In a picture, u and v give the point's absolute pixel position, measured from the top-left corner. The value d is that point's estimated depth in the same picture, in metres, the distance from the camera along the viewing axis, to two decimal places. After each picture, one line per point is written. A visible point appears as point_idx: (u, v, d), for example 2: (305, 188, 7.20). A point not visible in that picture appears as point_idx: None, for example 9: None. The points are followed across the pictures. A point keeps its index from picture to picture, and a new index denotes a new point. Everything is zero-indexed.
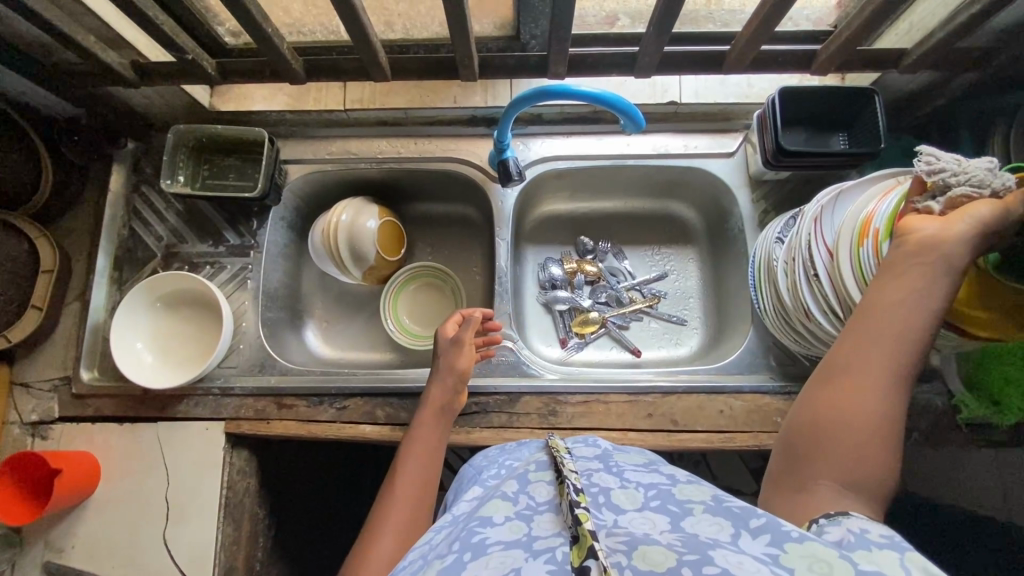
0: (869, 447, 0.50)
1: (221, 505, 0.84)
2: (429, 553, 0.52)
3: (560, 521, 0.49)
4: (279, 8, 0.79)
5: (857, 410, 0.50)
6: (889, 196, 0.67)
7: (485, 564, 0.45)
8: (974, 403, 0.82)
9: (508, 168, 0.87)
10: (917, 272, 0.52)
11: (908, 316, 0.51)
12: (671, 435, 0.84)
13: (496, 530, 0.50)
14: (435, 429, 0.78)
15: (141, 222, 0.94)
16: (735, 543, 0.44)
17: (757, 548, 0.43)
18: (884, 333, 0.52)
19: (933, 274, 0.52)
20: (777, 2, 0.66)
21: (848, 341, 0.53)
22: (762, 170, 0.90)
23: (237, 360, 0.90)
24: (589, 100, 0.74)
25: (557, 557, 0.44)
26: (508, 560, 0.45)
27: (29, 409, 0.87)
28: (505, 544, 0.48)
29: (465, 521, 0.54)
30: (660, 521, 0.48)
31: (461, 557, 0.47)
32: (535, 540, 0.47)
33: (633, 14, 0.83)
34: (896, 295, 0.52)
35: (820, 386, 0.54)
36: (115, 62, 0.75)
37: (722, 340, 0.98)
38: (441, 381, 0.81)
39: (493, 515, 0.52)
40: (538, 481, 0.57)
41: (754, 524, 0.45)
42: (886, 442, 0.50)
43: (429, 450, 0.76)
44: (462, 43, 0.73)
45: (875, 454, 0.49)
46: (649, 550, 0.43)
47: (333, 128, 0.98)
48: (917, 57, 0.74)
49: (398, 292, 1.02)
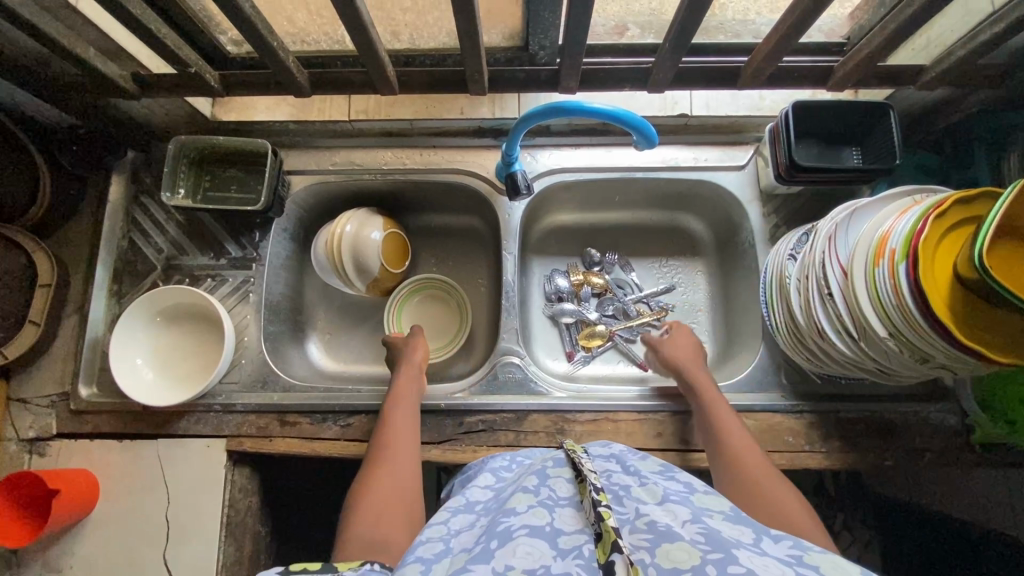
0: (791, 508, 0.63)
1: (223, 523, 0.82)
2: (450, 537, 0.54)
3: (583, 517, 0.50)
4: (283, 18, 0.76)
5: (761, 484, 0.66)
6: (907, 215, 0.66)
7: (513, 552, 0.46)
8: (987, 424, 0.81)
9: (516, 181, 0.85)
10: (715, 407, 0.77)
11: (732, 427, 0.74)
12: (681, 454, 0.83)
13: (520, 517, 0.50)
14: (406, 413, 0.79)
15: (141, 234, 0.92)
16: (757, 546, 0.45)
17: (779, 551, 0.45)
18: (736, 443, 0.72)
19: (716, 401, 0.78)
20: (797, 18, 0.64)
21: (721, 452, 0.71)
22: (775, 184, 0.88)
23: (239, 376, 0.88)
24: (603, 118, 0.72)
25: (585, 553, 0.46)
26: (535, 552, 0.46)
27: (26, 425, 0.85)
28: (531, 529, 0.48)
29: (491, 515, 0.54)
30: (682, 512, 0.49)
31: (488, 546, 0.47)
32: (560, 535, 0.48)
33: (642, 23, 0.81)
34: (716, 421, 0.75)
35: (729, 479, 0.68)
36: (114, 75, 0.73)
37: (732, 355, 0.97)
38: (407, 374, 0.84)
39: (516, 505, 0.52)
40: (558, 476, 0.57)
41: (775, 531, 0.47)
42: (794, 501, 0.64)
43: (405, 422, 0.78)
44: (472, 57, 0.72)
45: (787, 496, 0.65)
46: (674, 547, 0.44)
47: (337, 139, 0.96)
48: (936, 75, 0.73)
49: (404, 299, 1.00)
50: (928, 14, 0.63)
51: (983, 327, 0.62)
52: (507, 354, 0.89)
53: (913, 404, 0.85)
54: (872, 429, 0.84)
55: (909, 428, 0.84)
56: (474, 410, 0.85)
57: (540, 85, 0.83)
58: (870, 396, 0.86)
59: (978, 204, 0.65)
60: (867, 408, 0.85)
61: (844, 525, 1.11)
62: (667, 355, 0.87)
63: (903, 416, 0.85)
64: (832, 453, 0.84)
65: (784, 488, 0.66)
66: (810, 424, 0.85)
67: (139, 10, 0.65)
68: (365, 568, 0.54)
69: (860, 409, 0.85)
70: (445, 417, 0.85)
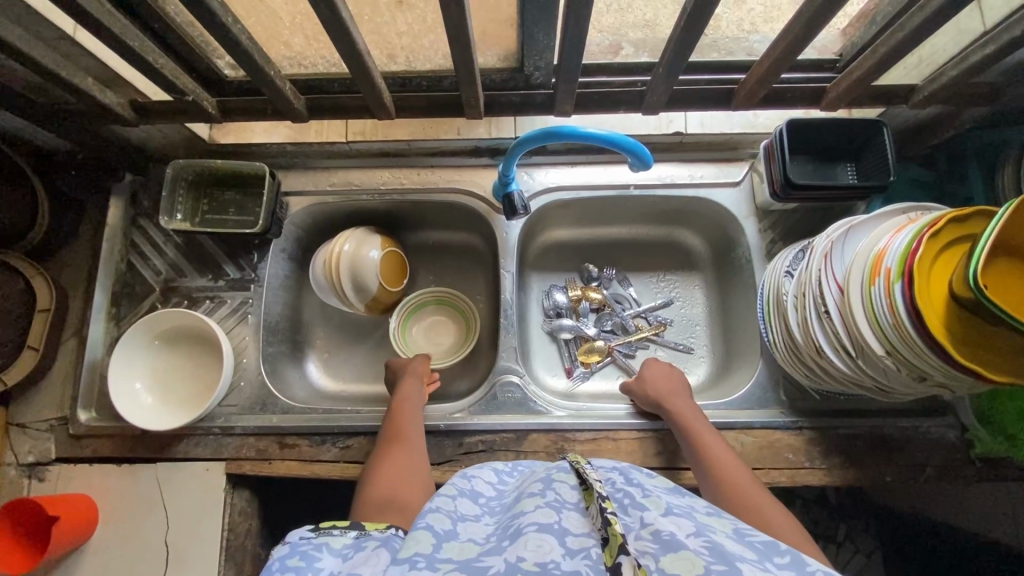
0: (785, 528, 0.63)
1: (222, 548, 0.82)
2: (458, 520, 0.53)
3: (590, 522, 0.49)
4: (281, 44, 0.75)
5: (755, 504, 0.66)
6: (902, 233, 0.66)
7: (524, 546, 0.46)
8: (987, 438, 0.82)
9: (512, 201, 0.86)
10: (706, 435, 0.76)
11: (724, 451, 0.74)
12: (681, 473, 0.83)
13: (529, 516, 0.50)
14: (412, 422, 0.80)
15: (140, 256, 0.93)
16: (761, 563, 0.45)
17: (784, 572, 0.44)
18: (729, 467, 0.72)
19: (705, 429, 0.77)
20: (788, 43, 0.65)
21: (717, 469, 0.72)
22: (771, 201, 0.89)
23: (238, 398, 0.88)
24: (596, 141, 0.73)
25: (592, 556, 0.45)
26: (544, 546, 0.46)
27: (25, 450, 0.85)
28: (540, 526, 0.48)
29: (501, 516, 0.55)
30: (687, 524, 0.48)
31: (500, 543, 0.48)
32: (568, 535, 0.48)
33: (636, 43, 0.82)
34: (710, 443, 0.75)
35: (725, 492, 0.69)
36: (113, 102, 0.74)
37: (731, 370, 0.97)
38: (410, 385, 0.85)
39: (523, 509, 0.53)
40: (562, 482, 0.57)
41: (779, 557, 0.45)
42: (789, 521, 0.64)
43: (412, 423, 0.80)
44: (468, 83, 0.73)
45: (778, 513, 0.65)
46: (678, 556, 0.44)
47: (335, 159, 0.97)
48: (927, 94, 0.73)
49: (417, 309, 1.01)
50: (917, 37, 0.64)
51: (977, 346, 0.62)
52: (507, 373, 0.89)
53: (912, 419, 0.86)
54: (873, 445, 0.84)
55: (909, 443, 0.84)
56: (474, 431, 0.85)
57: (535, 109, 0.84)
58: (871, 411, 0.86)
59: (972, 222, 0.65)
60: (867, 424, 0.85)
61: (847, 535, 1.09)
62: (650, 385, 0.85)
63: (903, 431, 0.85)
64: (832, 469, 0.84)
65: (775, 505, 0.66)
66: (810, 441, 0.85)
67: (137, 42, 0.65)
68: (391, 532, 0.53)
69: (860, 425, 0.85)
70: (445, 438, 0.85)
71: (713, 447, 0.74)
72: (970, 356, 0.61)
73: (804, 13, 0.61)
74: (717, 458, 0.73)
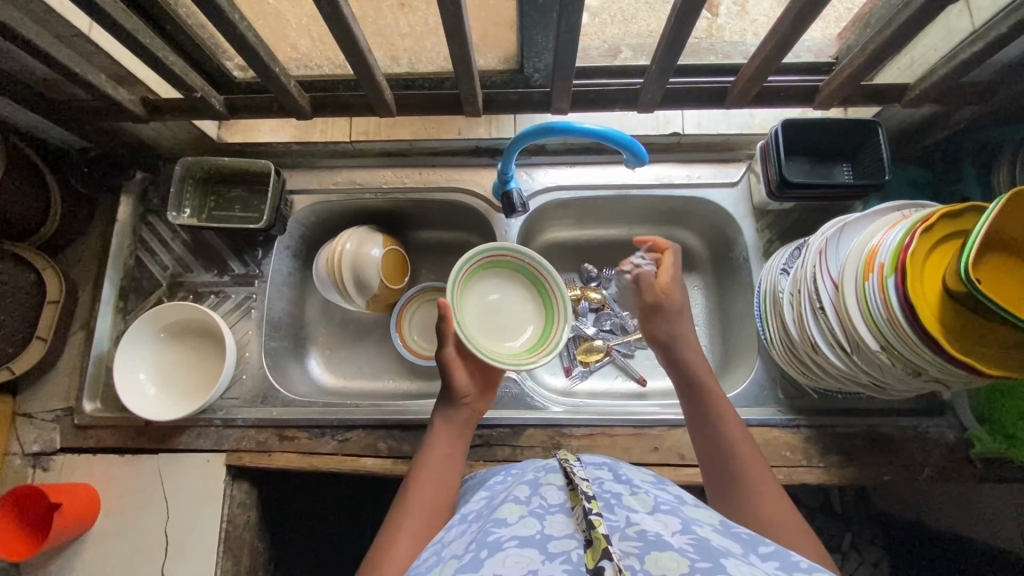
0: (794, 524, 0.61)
1: (221, 539, 0.83)
2: (442, 550, 0.55)
3: (573, 523, 0.49)
4: (287, 46, 0.78)
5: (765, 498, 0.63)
6: (895, 229, 0.67)
7: (502, 562, 0.46)
8: (987, 437, 0.81)
9: (512, 200, 0.88)
10: (727, 413, 0.70)
11: (739, 431, 0.69)
12: (677, 470, 0.82)
13: (511, 528, 0.50)
14: (456, 445, 0.75)
15: (148, 252, 0.95)
16: (746, 557, 0.45)
17: (767, 567, 0.44)
18: (746, 445, 0.67)
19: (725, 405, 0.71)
20: (778, 38, 0.66)
21: (742, 449, 0.67)
22: (768, 201, 0.89)
23: (239, 391, 0.89)
24: (593, 137, 0.74)
25: (572, 558, 0.45)
26: (523, 560, 0.46)
27: (31, 439, 0.87)
28: (521, 540, 0.48)
29: (482, 523, 0.55)
30: (672, 523, 0.49)
31: (478, 555, 0.48)
32: (550, 540, 0.48)
33: (635, 47, 0.83)
34: (730, 419, 0.69)
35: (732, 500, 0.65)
36: (125, 99, 0.77)
37: (730, 371, 0.96)
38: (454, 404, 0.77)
39: (507, 516, 0.53)
40: (550, 484, 0.57)
41: (763, 549, 0.47)
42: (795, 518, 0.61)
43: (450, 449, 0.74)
44: (466, 82, 0.75)
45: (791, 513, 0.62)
46: (663, 556, 0.44)
47: (339, 160, 0.99)
48: (919, 92, 0.74)
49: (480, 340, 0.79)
50: (908, 34, 0.65)
51: (970, 340, 0.62)
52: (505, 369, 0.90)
53: (911, 419, 0.85)
54: (871, 444, 0.84)
55: (908, 443, 0.84)
56: None
57: (532, 108, 0.84)
58: (868, 410, 0.86)
59: (963, 219, 0.65)
60: (865, 422, 0.85)
61: (852, 544, 1.06)
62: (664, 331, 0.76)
63: (902, 431, 0.85)
64: (829, 468, 0.83)
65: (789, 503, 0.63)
66: (807, 439, 0.85)
67: (148, 39, 0.68)
68: None
69: (859, 424, 0.85)
70: None
71: (733, 422, 0.69)
72: (961, 348, 0.62)
73: (792, 10, 0.62)
74: (735, 437, 0.68)
